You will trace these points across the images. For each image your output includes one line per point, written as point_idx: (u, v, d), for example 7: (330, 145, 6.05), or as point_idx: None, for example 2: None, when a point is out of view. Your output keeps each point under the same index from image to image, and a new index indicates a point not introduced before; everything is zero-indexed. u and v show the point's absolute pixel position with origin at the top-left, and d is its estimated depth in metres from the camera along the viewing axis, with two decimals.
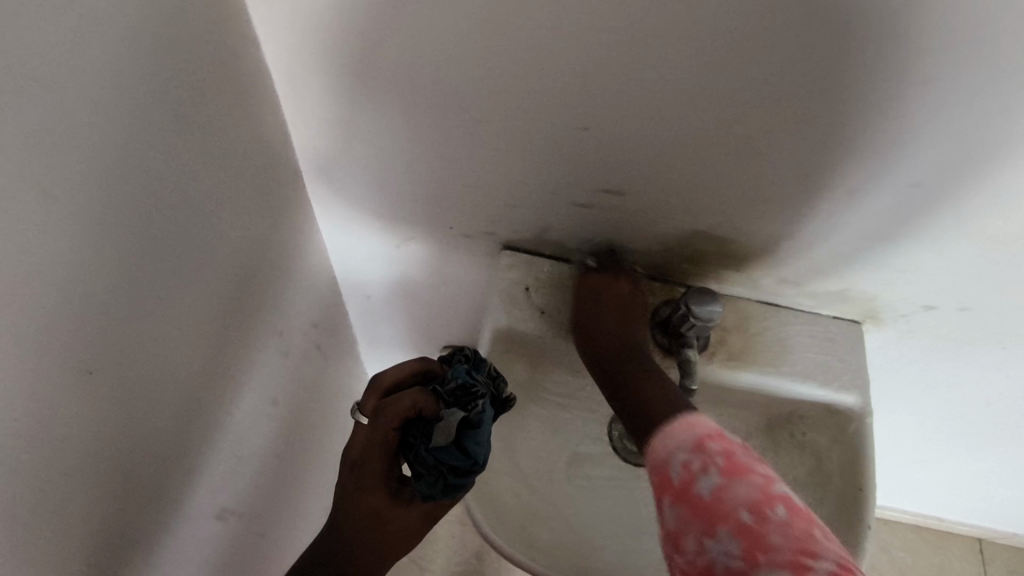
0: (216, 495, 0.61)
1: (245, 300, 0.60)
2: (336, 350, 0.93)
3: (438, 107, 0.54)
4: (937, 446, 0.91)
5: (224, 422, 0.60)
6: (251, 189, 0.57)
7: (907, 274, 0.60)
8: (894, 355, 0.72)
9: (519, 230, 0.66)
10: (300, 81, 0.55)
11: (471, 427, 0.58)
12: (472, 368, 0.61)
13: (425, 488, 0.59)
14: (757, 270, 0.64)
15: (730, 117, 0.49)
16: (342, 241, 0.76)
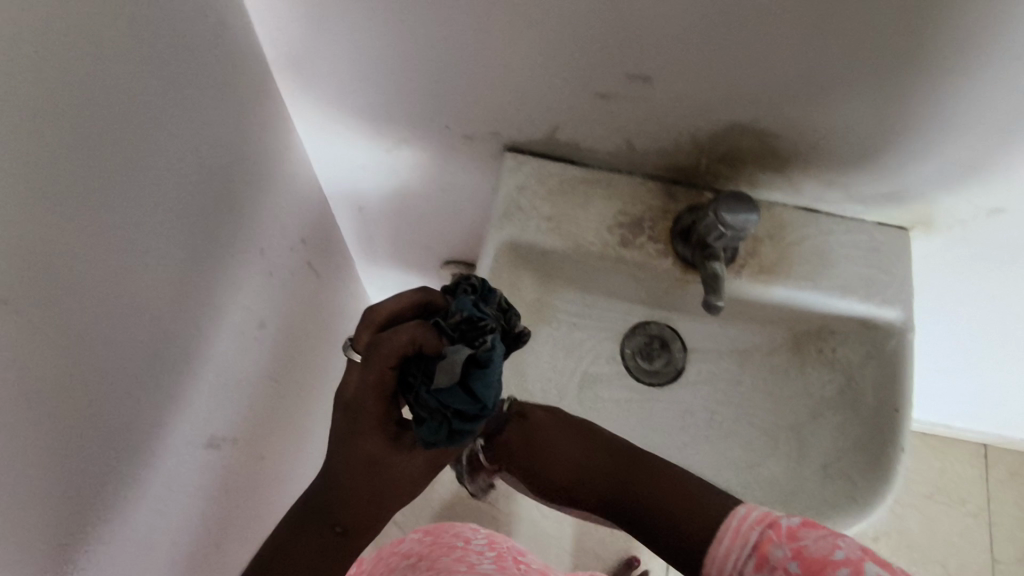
0: (205, 425, 0.57)
1: (215, 213, 0.53)
2: (330, 267, 0.86)
3: None
4: (968, 356, 0.87)
5: (205, 350, 0.55)
6: (205, 79, 0.48)
7: (974, 171, 0.52)
8: (943, 266, 0.66)
9: (526, 129, 0.57)
10: None
11: (479, 366, 0.51)
12: (479, 300, 0.55)
13: (426, 436, 0.52)
14: (799, 172, 0.56)
15: None
16: (325, 146, 0.67)
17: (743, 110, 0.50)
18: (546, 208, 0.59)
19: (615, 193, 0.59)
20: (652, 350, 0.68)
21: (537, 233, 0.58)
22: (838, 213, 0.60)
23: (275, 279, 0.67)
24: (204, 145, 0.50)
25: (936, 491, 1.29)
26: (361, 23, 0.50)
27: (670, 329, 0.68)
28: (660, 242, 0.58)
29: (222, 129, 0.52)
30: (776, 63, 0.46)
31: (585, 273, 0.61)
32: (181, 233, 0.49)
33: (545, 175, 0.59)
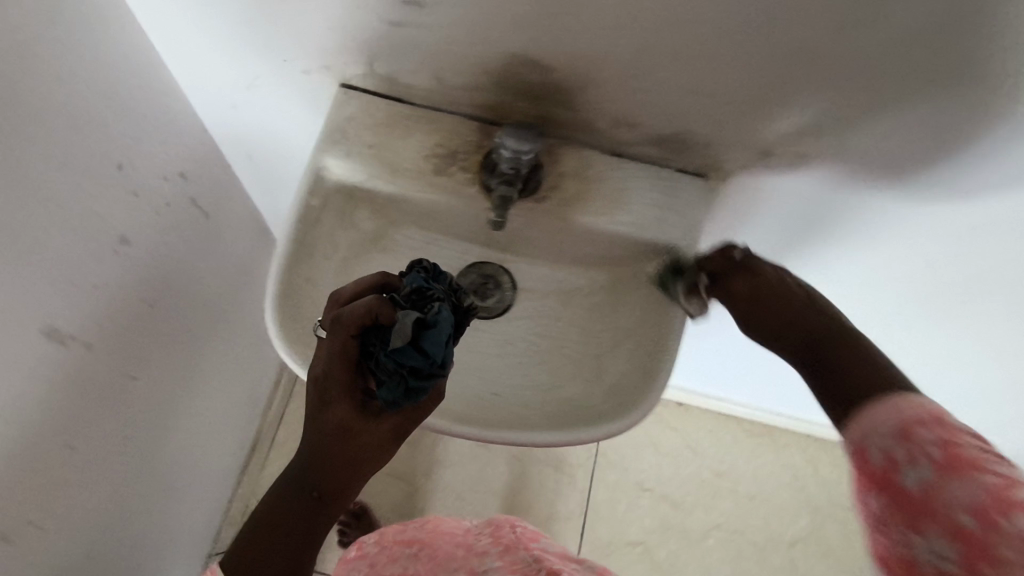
0: (46, 314, 0.62)
1: (72, 122, 0.60)
2: (223, 211, 0.93)
3: None
4: (859, 321, 0.91)
5: (49, 245, 0.61)
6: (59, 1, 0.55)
7: (738, 115, 0.58)
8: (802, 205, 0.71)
9: (351, 64, 0.63)
10: None
11: (426, 327, 0.56)
12: (430, 278, 0.61)
13: (385, 395, 0.56)
14: (591, 114, 0.61)
15: None
16: (197, 84, 0.74)
17: (525, 46, 0.55)
18: (368, 136, 0.65)
19: (434, 127, 0.65)
20: (486, 290, 0.73)
21: (359, 158, 0.64)
22: (641, 157, 0.66)
23: (143, 204, 0.73)
24: (53, 65, 0.56)
25: None
26: None
27: (500, 268, 0.73)
28: (471, 173, 0.64)
29: (73, 52, 0.58)
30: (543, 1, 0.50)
31: (409, 202, 0.67)
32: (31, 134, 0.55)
33: (373, 110, 0.65)
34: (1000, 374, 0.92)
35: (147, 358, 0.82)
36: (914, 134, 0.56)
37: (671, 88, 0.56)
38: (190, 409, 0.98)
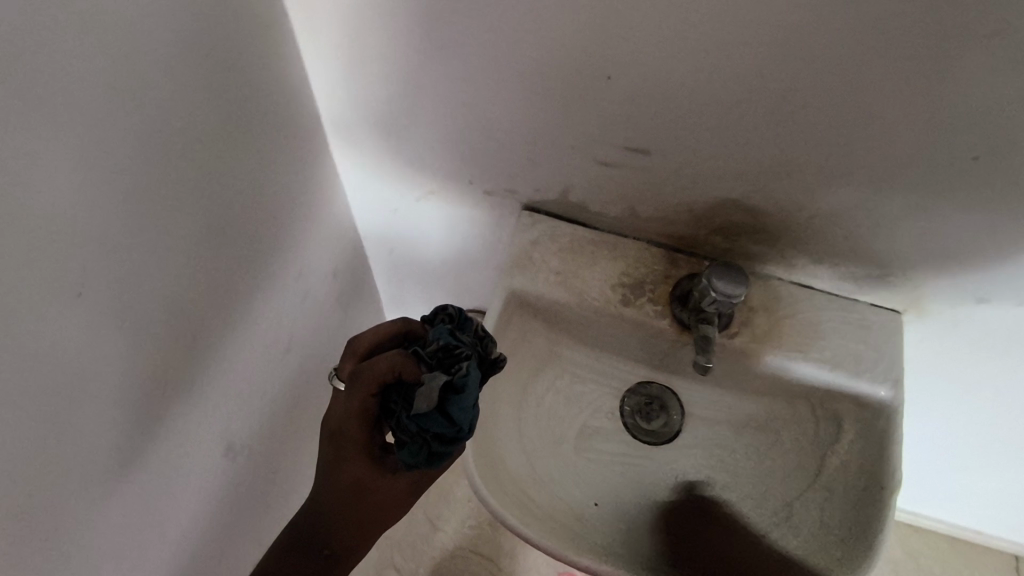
0: (224, 432, 0.62)
1: (259, 245, 0.60)
2: (360, 306, 0.92)
3: (449, 57, 0.53)
4: (985, 454, 0.86)
5: (233, 365, 0.61)
6: (271, 131, 0.57)
7: (958, 264, 0.56)
8: (944, 349, 0.67)
9: (541, 191, 0.63)
10: (320, 26, 0.54)
11: (455, 392, 0.52)
12: (456, 329, 0.58)
13: (407, 459, 0.54)
14: (791, 250, 0.60)
15: (766, 76, 0.45)
16: (364, 196, 0.75)
17: (739, 186, 0.54)
18: (552, 261, 0.64)
19: (619, 254, 0.64)
20: (650, 411, 0.70)
21: (541, 283, 0.63)
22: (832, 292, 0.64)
23: (304, 307, 0.73)
24: (255, 187, 0.57)
25: None
26: (403, 88, 0.58)
27: (666, 389, 0.71)
28: (659, 303, 0.62)
29: (269, 170, 0.59)
30: (772, 143, 0.50)
31: (586, 327, 0.65)
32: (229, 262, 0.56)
33: (556, 235, 0.65)
34: None
35: (283, 458, 0.81)
36: None
37: (887, 234, 0.55)
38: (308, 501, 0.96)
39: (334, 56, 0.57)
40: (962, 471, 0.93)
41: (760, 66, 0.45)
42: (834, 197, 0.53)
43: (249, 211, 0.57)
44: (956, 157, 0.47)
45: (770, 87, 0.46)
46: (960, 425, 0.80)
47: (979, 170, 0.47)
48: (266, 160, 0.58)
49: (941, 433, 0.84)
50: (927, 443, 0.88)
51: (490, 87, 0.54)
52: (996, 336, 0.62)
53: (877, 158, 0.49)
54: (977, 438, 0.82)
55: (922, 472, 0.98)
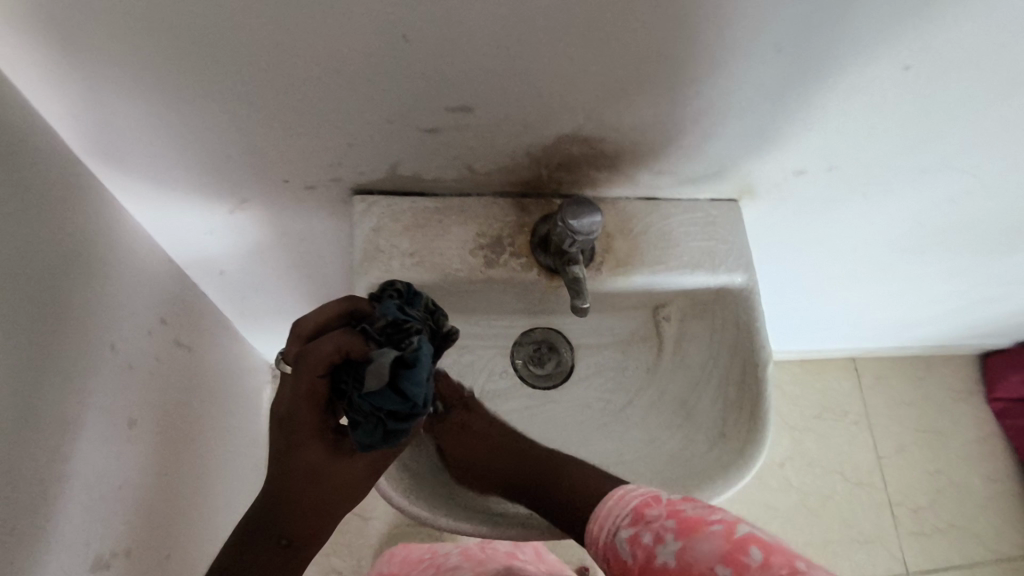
0: (76, 545, 0.54)
1: (51, 325, 0.50)
2: (205, 339, 0.82)
3: (212, 58, 0.44)
4: (821, 289, 0.97)
5: (64, 472, 0.52)
6: (15, 195, 0.46)
7: (775, 144, 0.59)
8: (775, 220, 0.73)
9: (368, 171, 0.57)
10: (31, 55, 0.43)
11: (406, 368, 0.47)
12: (404, 304, 0.52)
13: (363, 439, 0.49)
14: (631, 168, 0.60)
15: (565, 14, 0.43)
16: (167, 223, 0.64)
17: (567, 121, 0.53)
18: (402, 242, 0.59)
19: (469, 216, 0.61)
20: (541, 355, 0.68)
21: (398, 269, 0.58)
22: (675, 197, 0.66)
23: (136, 370, 0.62)
24: (17, 267, 0.46)
25: (823, 410, 1.41)
26: (164, 98, 0.48)
27: (550, 329, 0.68)
28: (522, 255, 0.60)
29: (32, 239, 0.48)
30: (587, 72, 0.48)
31: (457, 298, 0.62)
32: (15, 364, 0.46)
33: (399, 213, 0.60)
34: (936, 291, 1.03)
35: (172, 532, 0.72)
36: (897, 141, 0.60)
37: (711, 134, 0.57)
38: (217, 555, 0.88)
39: (61, 78, 0.46)
40: (807, 308, 1.06)
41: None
42: (656, 111, 0.53)
43: (17, 294, 0.46)
44: (754, 53, 0.48)
45: (570, 19, 0.43)
46: (799, 274, 0.90)
47: (775, 60, 0.49)
48: (12, 225, 0.46)
49: (786, 285, 0.93)
50: (776, 296, 0.98)
51: (271, 75, 0.46)
52: (815, 199, 0.69)
53: (688, 66, 0.49)
54: (813, 280, 0.93)
55: (775, 319, 1.10)
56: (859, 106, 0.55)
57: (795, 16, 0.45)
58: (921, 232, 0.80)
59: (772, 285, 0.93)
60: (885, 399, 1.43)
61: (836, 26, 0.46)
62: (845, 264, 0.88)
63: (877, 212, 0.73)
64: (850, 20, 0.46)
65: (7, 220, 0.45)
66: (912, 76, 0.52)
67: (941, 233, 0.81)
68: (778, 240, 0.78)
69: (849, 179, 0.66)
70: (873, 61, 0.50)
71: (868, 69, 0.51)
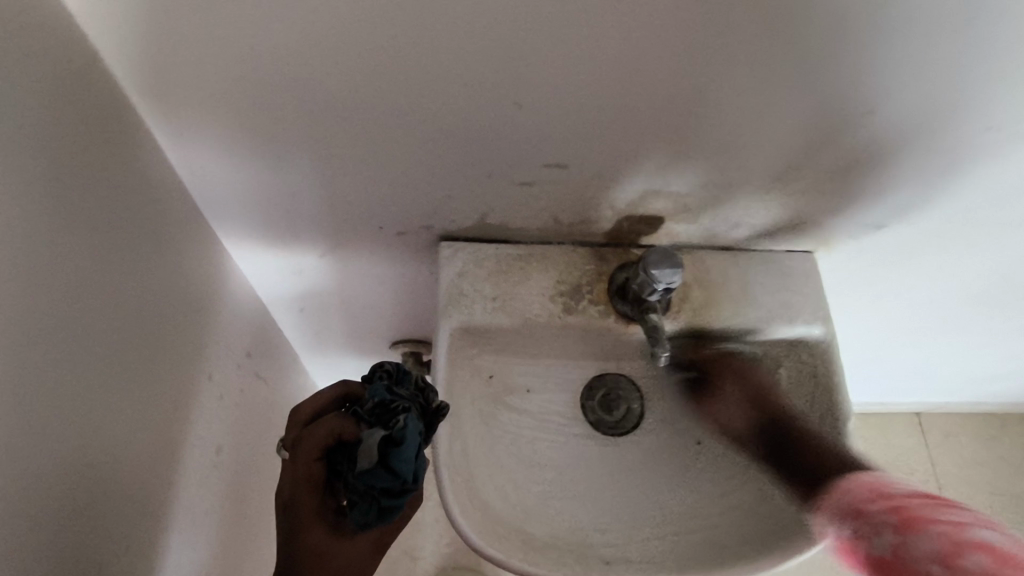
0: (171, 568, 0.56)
1: (165, 356, 0.54)
2: (282, 373, 0.85)
3: (334, 117, 0.49)
4: (893, 343, 0.95)
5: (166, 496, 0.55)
6: (147, 234, 0.51)
7: (856, 200, 0.60)
8: (849, 273, 0.72)
9: (457, 220, 0.60)
10: (178, 111, 0.48)
11: (395, 444, 0.50)
12: (394, 384, 0.56)
13: (358, 519, 0.50)
14: (709, 221, 0.62)
15: (662, 79, 0.46)
16: (262, 263, 0.68)
17: (652, 176, 0.55)
18: (486, 287, 0.61)
19: (549, 264, 0.63)
20: (611, 401, 0.68)
21: (481, 313, 0.60)
22: (750, 248, 0.67)
23: (223, 401, 0.65)
24: (148, 299, 0.51)
25: (888, 468, 1.35)
26: (284, 150, 0.52)
27: (619, 376, 0.69)
28: (600, 303, 0.62)
29: (157, 275, 0.52)
30: (678, 131, 0.50)
31: (536, 342, 0.64)
32: (135, 391, 0.49)
33: (483, 260, 0.62)
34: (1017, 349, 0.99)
35: (242, 560, 0.74)
36: (982, 199, 0.60)
37: (793, 190, 0.58)
38: None
39: (199, 133, 0.50)
40: (876, 361, 1.03)
41: (657, 65, 0.44)
42: (740, 168, 0.55)
43: (141, 328, 0.50)
44: (841, 116, 0.50)
45: (667, 84, 0.46)
46: (869, 327, 0.88)
47: (861, 121, 0.51)
48: (141, 264, 0.50)
49: (854, 338, 0.91)
50: (842, 349, 0.96)
51: (383, 131, 0.50)
52: (894, 253, 0.68)
53: (776, 127, 0.51)
54: (882, 334, 0.91)
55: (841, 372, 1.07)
56: (943, 166, 0.55)
57: (885, 81, 0.47)
58: (1003, 288, 0.78)
59: (842, 338, 0.91)
60: (955, 459, 1.36)
61: (925, 90, 0.48)
62: (918, 319, 0.86)
63: (956, 267, 0.72)
64: (938, 85, 0.47)
65: (139, 260, 0.50)
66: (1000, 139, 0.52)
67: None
68: (851, 292, 0.77)
69: (930, 234, 0.65)
70: (959, 123, 0.51)
71: (955, 131, 0.52)
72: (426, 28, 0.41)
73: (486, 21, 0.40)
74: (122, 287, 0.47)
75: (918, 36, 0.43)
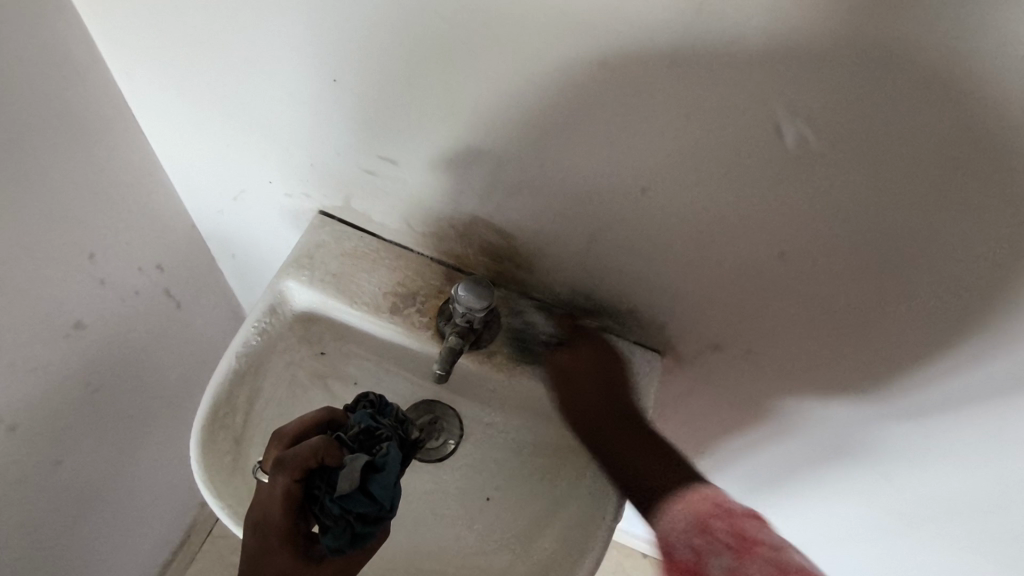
0: None
1: (54, 223, 0.62)
2: (196, 304, 0.93)
3: (226, 72, 0.55)
4: (785, 507, 0.87)
5: (0, 340, 0.61)
6: (70, 120, 0.60)
7: (687, 306, 0.59)
8: (704, 392, 0.69)
9: (328, 196, 0.66)
10: (116, 39, 0.57)
11: (375, 471, 0.54)
12: (376, 414, 0.60)
13: (331, 542, 0.52)
14: (550, 278, 0.63)
15: (478, 113, 0.49)
16: (188, 186, 0.76)
17: (485, 208, 0.58)
18: (332, 263, 0.65)
19: (399, 267, 0.66)
20: (432, 430, 0.67)
21: (316, 283, 0.64)
22: (596, 324, 0.66)
23: (105, 289, 0.73)
24: (51, 166, 0.59)
25: None
26: (192, 91, 0.60)
27: (451, 411, 0.69)
28: (427, 316, 0.64)
29: (71, 156, 0.61)
30: (505, 170, 0.53)
31: (363, 335, 0.67)
32: (10, 236, 0.58)
33: (343, 240, 0.67)
34: None
35: (81, 445, 0.80)
36: (815, 350, 0.56)
37: (623, 271, 0.58)
38: (120, 495, 0.94)
39: (129, 60, 0.59)
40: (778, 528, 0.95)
41: (475, 105, 0.48)
42: (569, 230, 0.56)
43: (38, 189, 0.59)
44: (667, 205, 0.49)
45: (491, 122, 0.49)
46: (753, 473, 0.82)
47: (688, 216, 0.49)
48: (55, 142, 0.59)
49: (739, 478, 0.85)
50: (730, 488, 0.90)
51: (262, 94, 0.56)
52: (742, 386, 0.65)
53: (602, 199, 0.51)
54: (766, 486, 0.84)
55: None
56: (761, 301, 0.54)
57: (695, 182, 0.46)
58: (882, 493, 0.71)
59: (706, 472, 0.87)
60: None
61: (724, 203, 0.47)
62: (800, 486, 0.80)
63: (817, 437, 0.67)
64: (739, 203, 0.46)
65: (56, 137, 0.59)
66: (834, 289, 0.49)
67: (908, 503, 0.71)
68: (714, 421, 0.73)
69: (774, 375, 0.62)
70: (763, 251, 0.49)
71: (763, 263, 0.50)
72: (280, 9, 0.47)
73: (323, 14, 0.46)
74: (26, 152, 0.56)
75: (708, 144, 0.43)
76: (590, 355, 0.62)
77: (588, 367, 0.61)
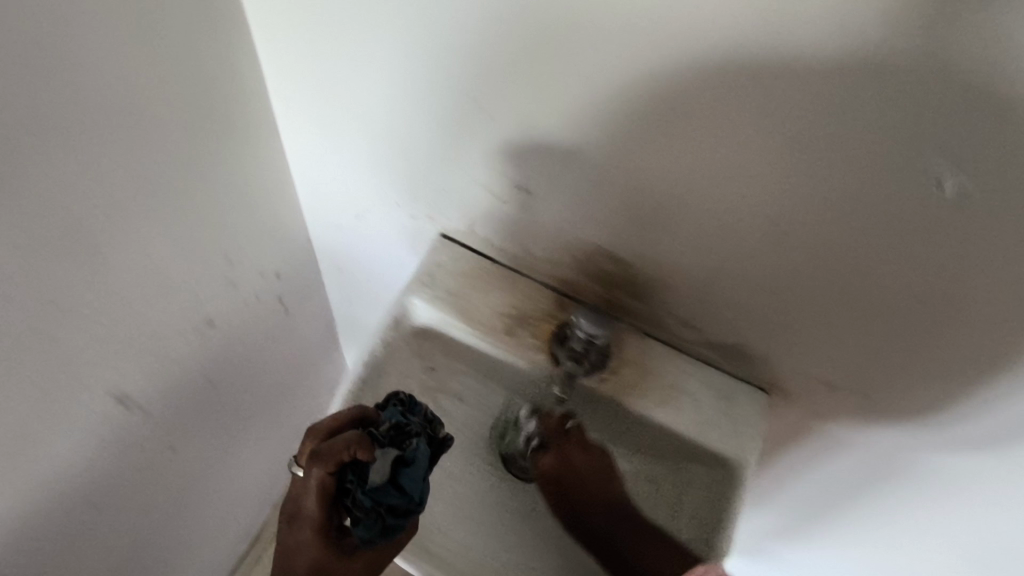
0: (126, 385, 0.68)
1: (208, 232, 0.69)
2: (301, 310, 0.99)
3: (379, 103, 0.60)
4: (855, 540, 0.88)
5: (153, 334, 0.67)
6: (233, 140, 0.66)
7: (801, 346, 0.60)
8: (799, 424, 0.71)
9: (452, 219, 0.70)
10: (281, 67, 0.62)
11: (404, 466, 0.59)
12: (406, 411, 0.62)
13: (364, 531, 0.60)
14: (661, 310, 0.65)
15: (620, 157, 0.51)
16: (313, 199, 0.82)
17: (608, 240, 0.61)
18: (451, 282, 0.69)
19: (513, 289, 0.70)
20: None
21: (436, 300, 0.68)
22: (702, 358, 0.68)
23: (236, 293, 0.79)
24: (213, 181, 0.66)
25: None
26: (341, 117, 0.65)
27: None
28: (539, 339, 0.67)
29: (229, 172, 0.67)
30: (636, 208, 0.55)
31: (474, 353, 0.71)
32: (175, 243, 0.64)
33: (462, 261, 0.71)
34: None
35: (195, 435, 0.86)
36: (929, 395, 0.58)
37: (739, 310, 0.60)
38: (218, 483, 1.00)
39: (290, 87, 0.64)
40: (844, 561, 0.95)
41: (619, 150, 0.51)
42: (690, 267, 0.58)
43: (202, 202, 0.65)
44: (799, 250, 0.51)
45: (631, 164, 0.51)
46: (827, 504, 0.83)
47: (816, 262, 0.51)
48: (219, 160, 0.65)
49: (814, 508, 0.86)
50: (801, 518, 0.90)
51: (409, 125, 0.61)
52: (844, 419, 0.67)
53: (732, 241, 0.53)
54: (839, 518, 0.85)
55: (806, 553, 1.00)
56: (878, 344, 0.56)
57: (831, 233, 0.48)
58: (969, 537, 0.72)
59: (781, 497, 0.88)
60: None
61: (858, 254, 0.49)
62: (877, 523, 0.81)
63: (909, 473, 0.68)
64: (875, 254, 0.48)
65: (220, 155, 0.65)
66: (952, 339, 0.51)
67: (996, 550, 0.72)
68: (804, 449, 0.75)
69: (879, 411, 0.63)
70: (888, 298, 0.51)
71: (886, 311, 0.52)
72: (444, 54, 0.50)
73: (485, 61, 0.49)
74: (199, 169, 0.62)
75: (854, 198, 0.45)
76: (556, 462, 0.68)
77: (587, 463, 0.68)
